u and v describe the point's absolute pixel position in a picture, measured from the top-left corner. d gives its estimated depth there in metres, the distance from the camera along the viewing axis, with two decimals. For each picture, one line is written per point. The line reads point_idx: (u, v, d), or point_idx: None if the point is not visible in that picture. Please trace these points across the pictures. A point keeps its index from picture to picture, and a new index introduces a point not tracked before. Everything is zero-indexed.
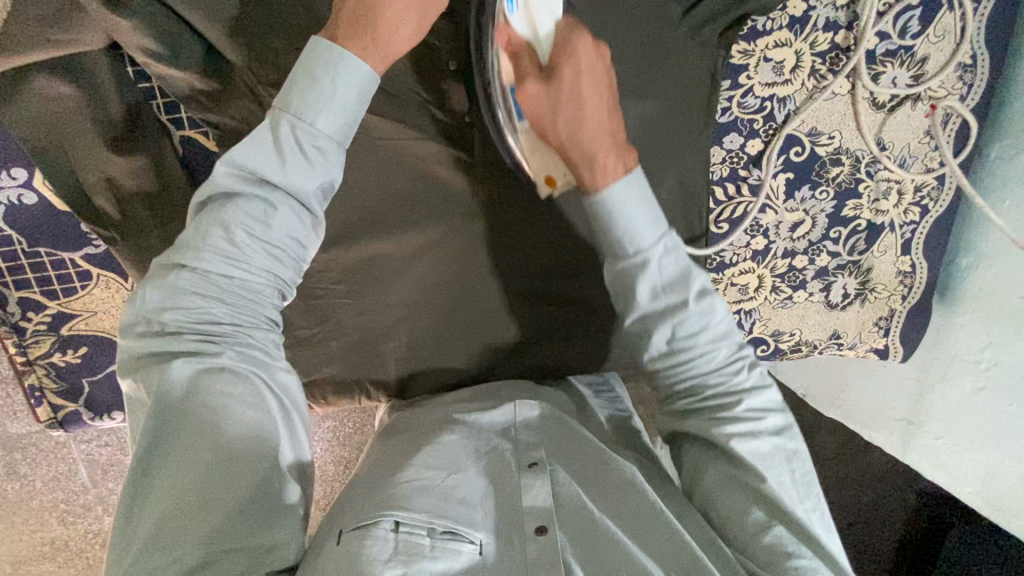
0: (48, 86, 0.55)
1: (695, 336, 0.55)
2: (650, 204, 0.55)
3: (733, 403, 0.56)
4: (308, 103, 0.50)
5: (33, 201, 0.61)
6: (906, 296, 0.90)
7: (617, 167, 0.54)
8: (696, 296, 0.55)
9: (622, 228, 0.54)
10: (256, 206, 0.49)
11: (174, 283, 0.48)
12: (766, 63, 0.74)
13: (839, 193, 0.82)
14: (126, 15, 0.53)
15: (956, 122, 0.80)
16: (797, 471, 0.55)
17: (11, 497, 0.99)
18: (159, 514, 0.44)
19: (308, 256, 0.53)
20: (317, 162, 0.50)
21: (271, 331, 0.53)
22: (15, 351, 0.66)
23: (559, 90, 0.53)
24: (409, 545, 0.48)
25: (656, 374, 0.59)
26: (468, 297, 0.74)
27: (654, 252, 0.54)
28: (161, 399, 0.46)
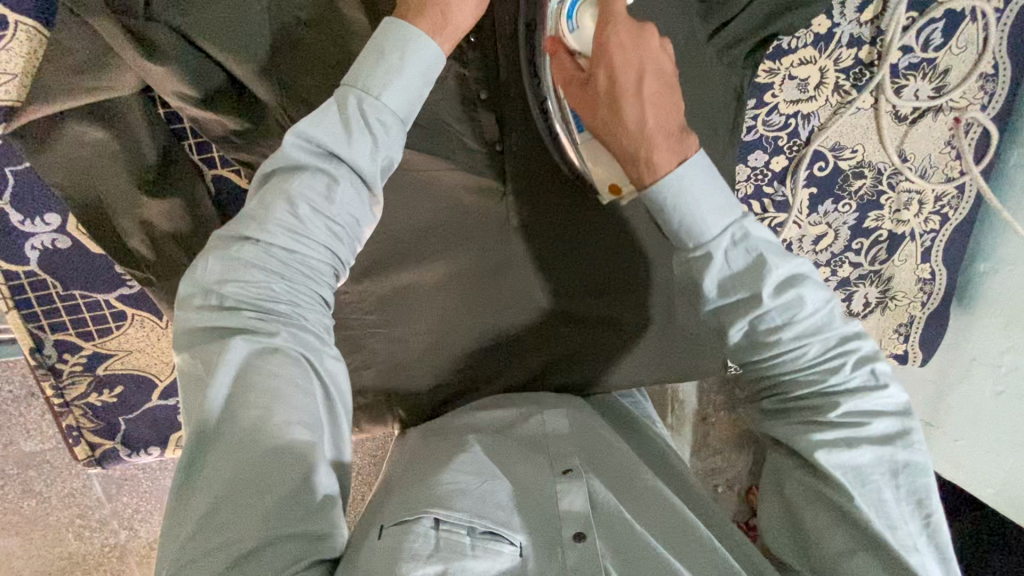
0: (82, 132, 0.55)
1: (778, 332, 0.49)
2: (718, 190, 0.49)
3: (827, 410, 0.50)
4: (379, 77, 0.50)
5: (67, 245, 0.60)
6: (925, 302, 0.91)
7: (671, 157, 0.50)
8: (778, 288, 0.49)
9: (681, 217, 0.50)
10: (319, 179, 0.50)
11: (236, 255, 0.48)
12: (790, 81, 0.74)
13: (861, 205, 0.83)
14: (157, 60, 0.52)
15: (977, 130, 0.80)
16: (905, 489, 0.48)
17: (30, 513, 1.00)
18: (216, 489, 0.44)
19: (363, 236, 0.53)
20: (381, 139, 0.51)
21: (324, 313, 0.52)
22: (53, 393, 0.66)
23: (595, 91, 0.52)
24: (449, 543, 0.49)
25: (742, 364, 0.54)
26: (499, 322, 0.75)
27: (718, 244, 0.49)
28: (220, 370, 0.46)
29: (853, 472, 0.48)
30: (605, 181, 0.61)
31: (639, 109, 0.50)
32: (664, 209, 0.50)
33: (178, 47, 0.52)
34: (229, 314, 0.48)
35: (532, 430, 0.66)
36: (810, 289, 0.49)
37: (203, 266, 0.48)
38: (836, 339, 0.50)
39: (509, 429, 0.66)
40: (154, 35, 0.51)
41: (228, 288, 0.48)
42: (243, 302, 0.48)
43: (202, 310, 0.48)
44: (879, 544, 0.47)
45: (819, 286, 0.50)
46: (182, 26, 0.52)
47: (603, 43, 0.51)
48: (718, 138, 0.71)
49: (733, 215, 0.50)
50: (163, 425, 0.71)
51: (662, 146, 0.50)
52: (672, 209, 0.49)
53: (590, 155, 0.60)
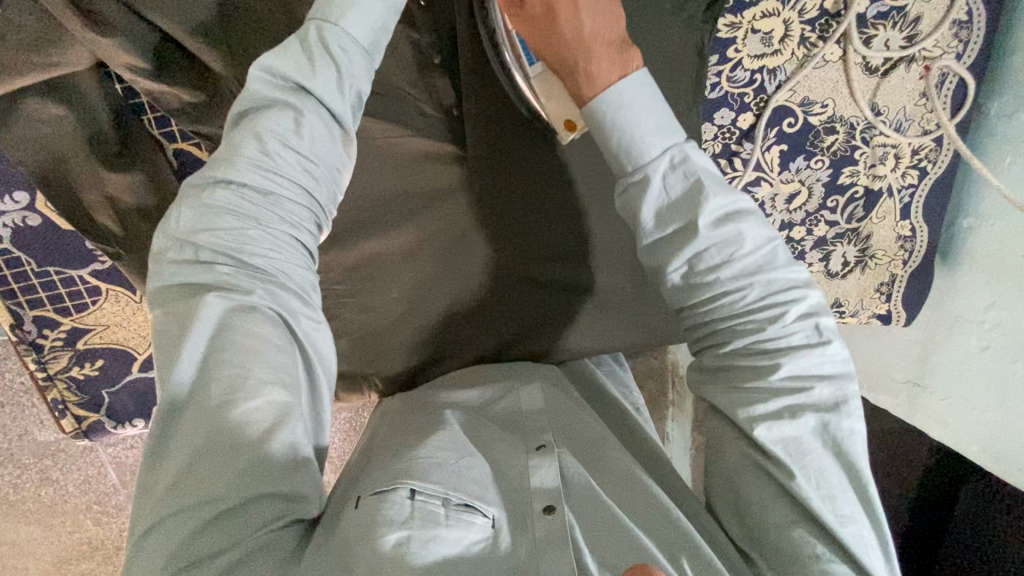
0: (41, 109, 0.56)
1: (716, 271, 0.50)
2: (656, 106, 0.51)
3: (767, 367, 0.50)
4: (340, 3, 0.51)
5: (37, 222, 0.62)
6: (906, 261, 0.90)
7: (612, 68, 0.50)
8: (712, 225, 0.50)
9: (623, 138, 0.50)
10: (287, 115, 0.50)
11: (211, 202, 0.47)
12: (754, 35, 0.73)
13: (834, 161, 0.82)
14: (107, 33, 0.53)
15: (952, 80, 0.79)
16: (842, 460, 0.49)
17: (47, 500, 1.03)
18: (191, 450, 0.42)
19: (341, 180, 0.54)
20: (347, 71, 0.51)
21: (305, 263, 0.51)
22: (36, 366, 0.69)
23: (529, 3, 0.50)
24: (424, 512, 0.49)
25: (682, 313, 0.54)
26: (467, 290, 0.76)
27: (656, 167, 0.50)
28: (195, 327, 0.45)
29: (793, 443, 0.48)
30: (558, 118, 0.59)
31: (575, 18, 0.49)
32: (603, 128, 0.51)
33: (128, 21, 0.53)
34: (205, 267, 0.47)
35: (505, 408, 0.66)
36: (747, 231, 0.50)
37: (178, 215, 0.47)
38: (777, 290, 0.50)
39: (487, 407, 0.67)
40: (105, 11, 0.52)
41: (203, 237, 0.47)
42: (218, 254, 0.47)
43: (177, 264, 0.47)
44: (810, 519, 0.48)
45: (758, 227, 0.51)
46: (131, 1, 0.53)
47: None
48: (680, 95, 0.70)
49: (674, 141, 0.51)
50: (147, 398, 0.74)
51: (602, 60, 0.50)
52: (614, 127, 0.50)
53: (544, 91, 0.58)
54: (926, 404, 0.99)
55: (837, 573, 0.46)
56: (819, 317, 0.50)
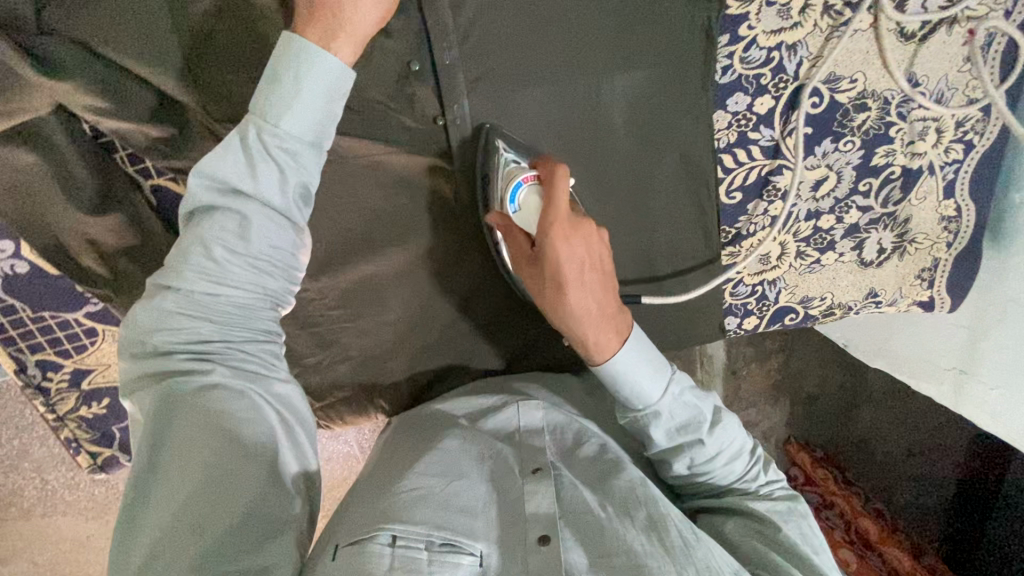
0: (11, 156, 0.54)
1: (713, 456, 0.59)
2: (655, 359, 0.57)
3: (748, 489, 0.60)
4: (278, 107, 0.48)
5: (25, 268, 0.61)
6: (951, 243, 0.82)
7: (612, 336, 0.56)
8: (708, 430, 0.58)
9: (629, 389, 0.57)
10: (232, 220, 0.47)
11: (162, 304, 0.46)
12: (768, 8, 0.65)
13: (866, 141, 0.73)
14: (65, 77, 0.50)
15: (1001, 40, 0.69)
16: (815, 531, 0.58)
17: (102, 498, 1.07)
18: (155, 537, 0.41)
19: (299, 266, 0.51)
20: (292, 168, 0.48)
21: (268, 346, 0.50)
22: (46, 409, 0.69)
23: (541, 274, 0.55)
24: (407, 561, 0.45)
25: (677, 480, 0.63)
26: (467, 306, 0.72)
27: (664, 404, 0.57)
28: (156, 422, 0.45)
29: (776, 514, 0.58)
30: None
31: (583, 299, 0.54)
32: (610, 380, 0.57)
33: (80, 60, 0.50)
34: (161, 362, 0.46)
35: (506, 425, 0.64)
36: (732, 421, 0.60)
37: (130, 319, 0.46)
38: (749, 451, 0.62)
39: (482, 420, 0.64)
40: (60, 55, 0.50)
41: (157, 338, 0.46)
42: (174, 350, 0.46)
43: (136, 362, 0.47)
44: (805, 570, 0.54)
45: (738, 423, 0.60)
46: (82, 37, 0.50)
47: (552, 240, 0.53)
48: (688, 84, 0.65)
49: (670, 375, 0.58)
50: None
51: (605, 332, 0.55)
52: (623, 380, 0.57)
53: None
54: (971, 393, 0.93)
55: None
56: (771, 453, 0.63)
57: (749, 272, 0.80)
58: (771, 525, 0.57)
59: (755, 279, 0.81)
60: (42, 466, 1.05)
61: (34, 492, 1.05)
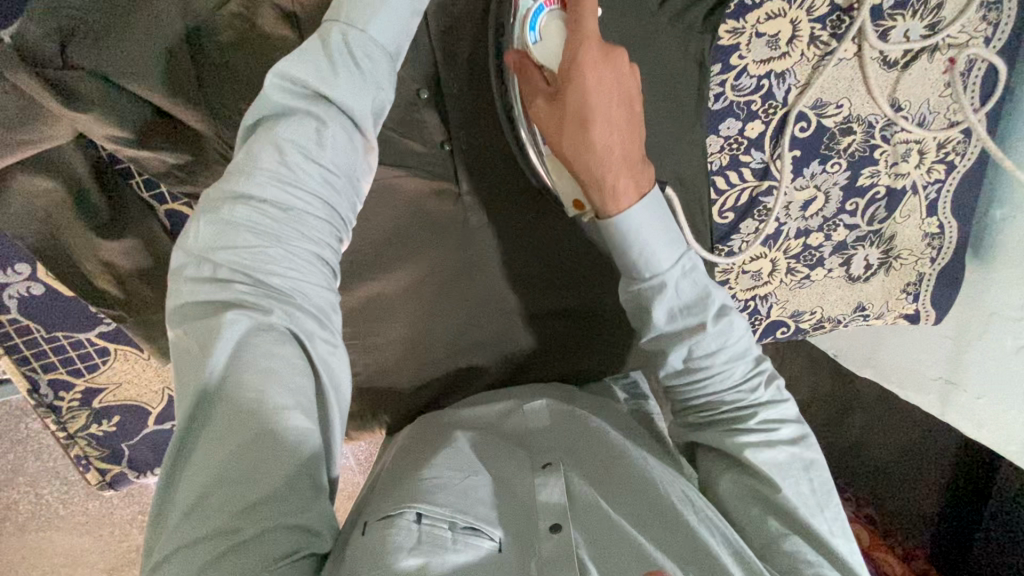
0: (30, 182, 0.56)
1: (711, 355, 0.55)
2: (668, 227, 0.54)
3: (747, 419, 0.56)
4: (364, 9, 0.49)
5: (40, 290, 0.62)
6: (934, 258, 0.85)
7: (630, 187, 0.53)
8: (713, 319, 0.55)
9: (638, 251, 0.53)
10: (310, 125, 0.48)
11: (229, 215, 0.45)
12: (758, 39, 0.68)
13: (852, 163, 0.77)
14: (80, 108, 0.51)
15: (980, 67, 0.73)
16: (815, 481, 0.54)
17: (94, 514, 1.07)
18: (208, 475, 0.41)
19: (361, 189, 0.52)
20: (371, 79, 0.50)
21: (329, 281, 0.49)
22: (57, 427, 0.72)
23: (563, 109, 0.52)
24: (432, 536, 0.48)
25: (672, 388, 0.59)
26: (470, 324, 0.74)
27: (672, 274, 0.54)
28: (215, 347, 0.42)
29: (777, 468, 0.54)
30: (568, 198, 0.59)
31: (608, 137, 0.51)
32: (619, 236, 0.53)
33: (103, 92, 0.52)
34: (224, 283, 0.44)
35: (515, 426, 0.66)
36: (737, 321, 0.56)
37: (192, 228, 0.44)
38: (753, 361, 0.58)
39: (493, 424, 0.67)
40: (75, 84, 0.50)
41: (220, 254, 0.44)
42: (238, 268, 0.45)
43: (193, 278, 0.45)
44: (801, 532, 0.52)
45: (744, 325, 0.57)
46: (104, 69, 0.51)
47: (580, 65, 0.50)
48: (682, 110, 0.68)
49: (682, 249, 0.55)
50: (165, 446, 0.78)
51: (625, 180, 0.53)
52: (633, 237, 0.53)
53: (553, 168, 0.59)
54: (959, 402, 0.95)
55: None
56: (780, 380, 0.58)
57: (742, 288, 0.83)
58: (761, 478, 0.54)
59: (747, 295, 0.84)
60: (39, 479, 1.05)
61: (29, 507, 1.06)
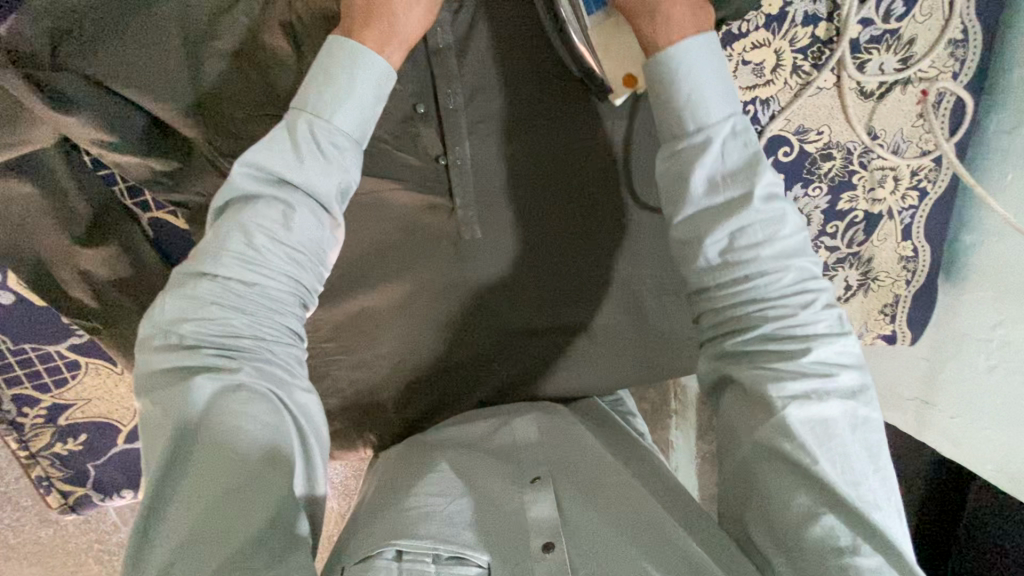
0: (6, 187, 0.54)
1: (757, 248, 0.50)
2: (722, 81, 0.53)
3: (796, 352, 0.50)
4: (329, 99, 0.49)
5: (9, 299, 0.60)
6: (910, 281, 0.88)
7: (687, 16, 0.54)
8: (763, 198, 0.51)
9: (688, 96, 0.52)
10: (275, 208, 0.48)
11: (195, 292, 0.46)
12: (744, 66, 0.70)
13: (832, 187, 0.80)
14: (69, 111, 0.50)
15: (950, 100, 0.77)
16: (862, 443, 0.49)
17: (45, 543, 0.99)
18: (176, 540, 0.40)
19: (329, 261, 0.51)
20: (335, 160, 0.49)
21: (293, 346, 0.49)
22: (18, 446, 0.68)
23: None
24: (413, 573, 0.48)
25: (708, 298, 0.53)
26: (460, 340, 0.73)
27: (720, 131, 0.52)
28: (181, 416, 0.43)
29: (818, 423, 0.48)
30: (618, 75, 0.61)
31: None
32: (671, 73, 0.52)
33: (90, 96, 0.51)
34: (188, 354, 0.45)
35: (502, 442, 0.65)
36: (788, 215, 0.52)
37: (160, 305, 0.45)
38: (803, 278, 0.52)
39: (478, 441, 0.65)
40: (64, 87, 0.49)
41: (186, 327, 0.45)
42: (202, 341, 0.45)
43: (159, 352, 0.46)
44: (838, 509, 0.47)
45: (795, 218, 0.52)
46: (95, 74, 0.50)
47: None
48: None
49: (733, 109, 0.53)
50: (133, 467, 0.74)
51: (682, 13, 0.53)
52: (683, 79, 0.52)
53: (601, 44, 0.59)
54: (935, 421, 0.98)
55: (861, 566, 0.45)
56: (841, 308, 0.51)
57: None
58: (796, 442, 0.48)
59: None
60: None
61: None
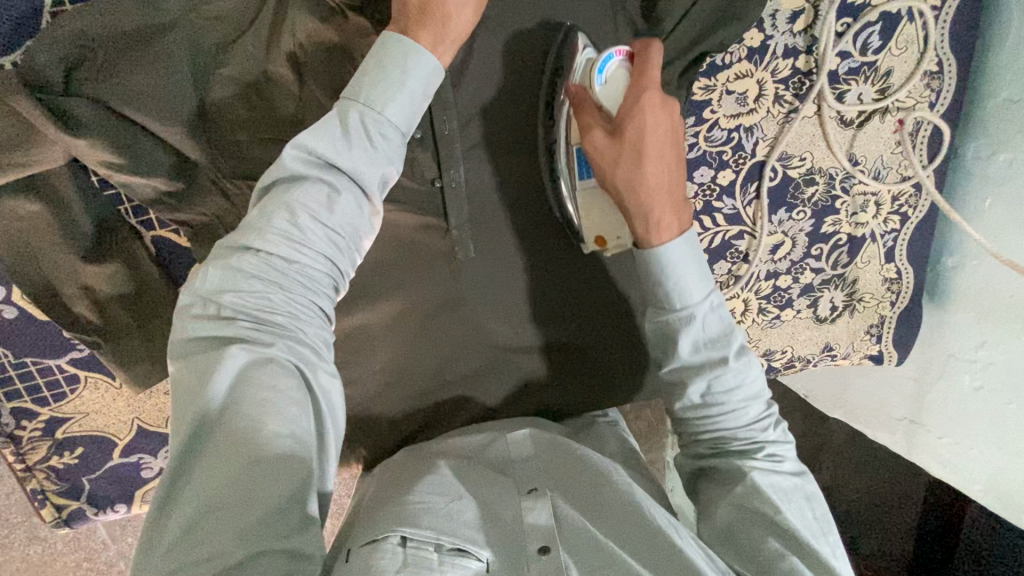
0: (15, 206, 0.55)
1: (728, 396, 0.56)
2: (701, 262, 0.56)
3: (756, 451, 0.56)
4: (382, 92, 0.51)
5: (14, 313, 0.62)
6: (894, 302, 0.90)
7: (673, 224, 0.56)
8: (736, 354, 0.56)
9: (672, 279, 0.55)
10: (321, 190, 0.49)
11: (237, 264, 0.47)
12: (728, 96, 0.73)
13: (816, 212, 0.82)
14: (81, 134, 0.53)
15: (927, 128, 0.80)
16: (817, 514, 0.54)
17: (36, 560, 0.98)
18: (202, 501, 0.42)
19: (363, 246, 0.52)
20: (380, 150, 0.51)
21: (323, 329, 0.50)
22: (14, 459, 0.69)
23: (621, 148, 0.56)
24: (417, 559, 0.49)
25: (683, 420, 0.59)
26: (452, 358, 0.75)
27: (700, 307, 0.55)
28: (216, 383, 0.44)
29: (777, 488, 0.54)
30: (592, 233, 0.68)
31: (659, 171, 0.56)
32: (655, 262, 0.55)
33: (102, 120, 0.53)
34: (227, 323, 0.46)
35: (497, 456, 0.65)
36: (755, 364, 0.57)
37: (202, 274, 0.46)
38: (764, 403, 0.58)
39: (474, 454, 0.66)
40: (78, 113, 0.52)
41: (227, 297, 0.46)
42: (240, 313, 0.46)
43: (199, 319, 0.46)
44: (802, 552, 0.51)
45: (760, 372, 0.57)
46: (107, 99, 0.53)
47: (640, 104, 0.56)
48: None
49: (711, 287, 0.56)
50: (128, 480, 0.74)
51: (668, 218, 0.56)
52: (670, 265, 0.55)
53: (587, 201, 0.66)
54: (923, 442, 0.99)
55: None
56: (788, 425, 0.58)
57: None
58: (763, 496, 0.53)
59: None
60: None
61: None
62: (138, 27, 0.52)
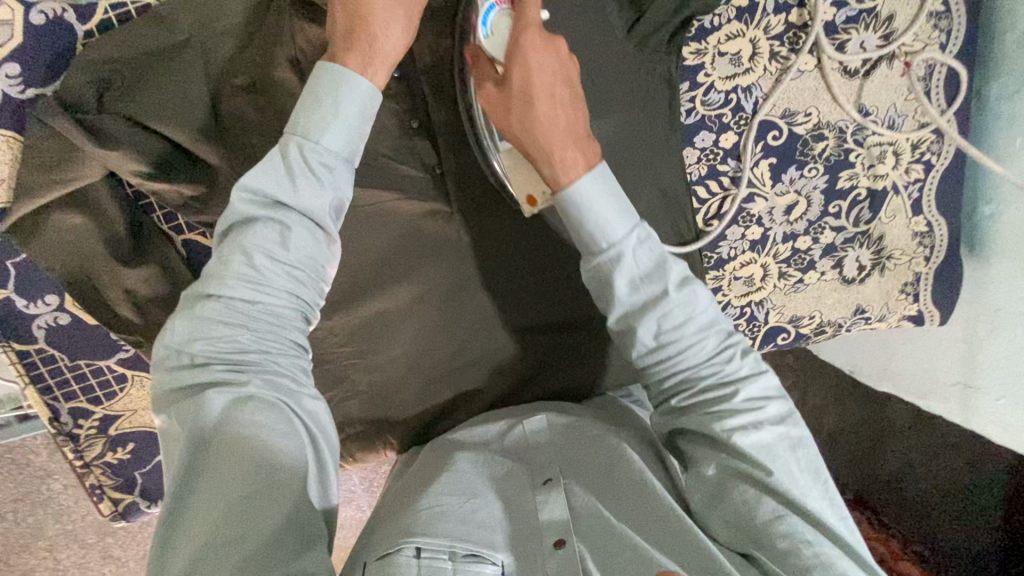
0: (63, 219, 0.62)
1: (679, 330, 0.55)
2: (619, 197, 0.56)
3: (729, 396, 0.55)
4: (317, 123, 0.52)
5: (66, 319, 0.68)
6: (929, 257, 0.86)
7: (579, 163, 0.55)
8: (676, 285, 0.55)
9: (594, 223, 0.55)
10: (273, 230, 0.52)
11: (204, 314, 0.50)
12: (721, 58, 0.73)
13: (829, 166, 0.80)
14: (111, 147, 0.58)
15: (941, 70, 0.77)
16: (804, 459, 0.54)
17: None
18: (200, 541, 0.45)
19: (328, 276, 0.55)
20: (326, 180, 0.53)
21: (299, 358, 0.54)
22: (74, 456, 0.75)
23: (510, 90, 0.55)
24: (432, 571, 0.49)
25: (642, 372, 0.58)
26: (470, 339, 0.77)
27: (627, 244, 0.55)
28: (197, 426, 0.47)
29: (763, 448, 0.53)
30: (522, 193, 0.66)
31: (552, 114, 0.55)
32: (573, 209, 0.55)
33: (130, 132, 0.59)
34: (201, 370, 0.50)
35: (515, 445, 0.65)
36: (700, 294, 0.56)
37: (174, 327, 0.50)
38: (724, 333, 0.57)
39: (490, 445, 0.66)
40: (111, 127, 0.58)
41: (198, 346, 0.50)
42: (213, 359, 0.50)
43: (177, 369, 0.51)
44: (801, 513, 0.52)
45: (705, 296, 0.56)
46: (131, 114, 0.58)
47: (523, 48, 0.55)
48: (655, 124, 0.71)
49: (633, 221, 0.56)
50: None
51: (574, 160, 0.55)
52: (586, 211, 0.55)
53: (513, 165, 0.65)
54: (979, 406, 0.93)
55: (826, 553, 0.51)
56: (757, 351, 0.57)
57: (735, 295, 0.84)
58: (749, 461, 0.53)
59: (742, 301, 0.85)
60: (57, 542, 1.03)
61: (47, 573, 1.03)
62: (159, 48, 0.59)
